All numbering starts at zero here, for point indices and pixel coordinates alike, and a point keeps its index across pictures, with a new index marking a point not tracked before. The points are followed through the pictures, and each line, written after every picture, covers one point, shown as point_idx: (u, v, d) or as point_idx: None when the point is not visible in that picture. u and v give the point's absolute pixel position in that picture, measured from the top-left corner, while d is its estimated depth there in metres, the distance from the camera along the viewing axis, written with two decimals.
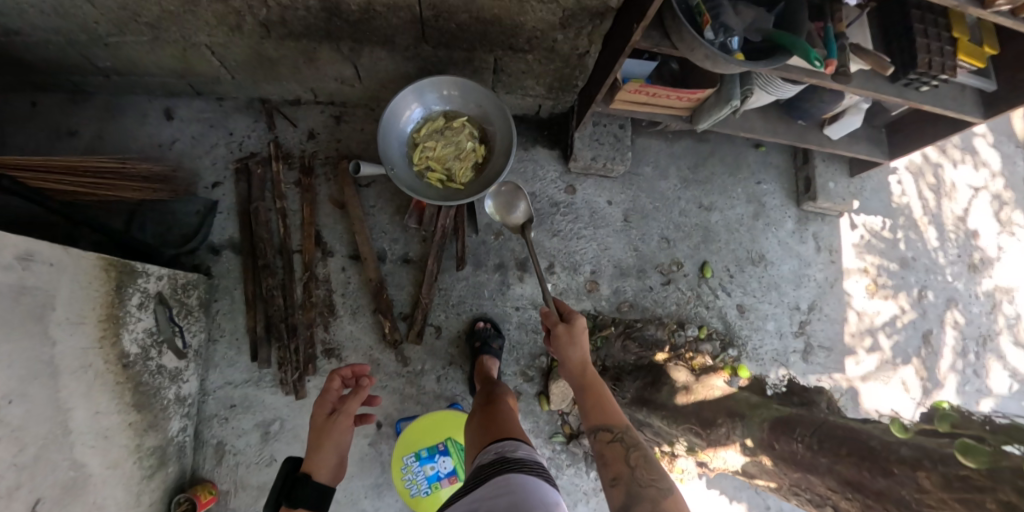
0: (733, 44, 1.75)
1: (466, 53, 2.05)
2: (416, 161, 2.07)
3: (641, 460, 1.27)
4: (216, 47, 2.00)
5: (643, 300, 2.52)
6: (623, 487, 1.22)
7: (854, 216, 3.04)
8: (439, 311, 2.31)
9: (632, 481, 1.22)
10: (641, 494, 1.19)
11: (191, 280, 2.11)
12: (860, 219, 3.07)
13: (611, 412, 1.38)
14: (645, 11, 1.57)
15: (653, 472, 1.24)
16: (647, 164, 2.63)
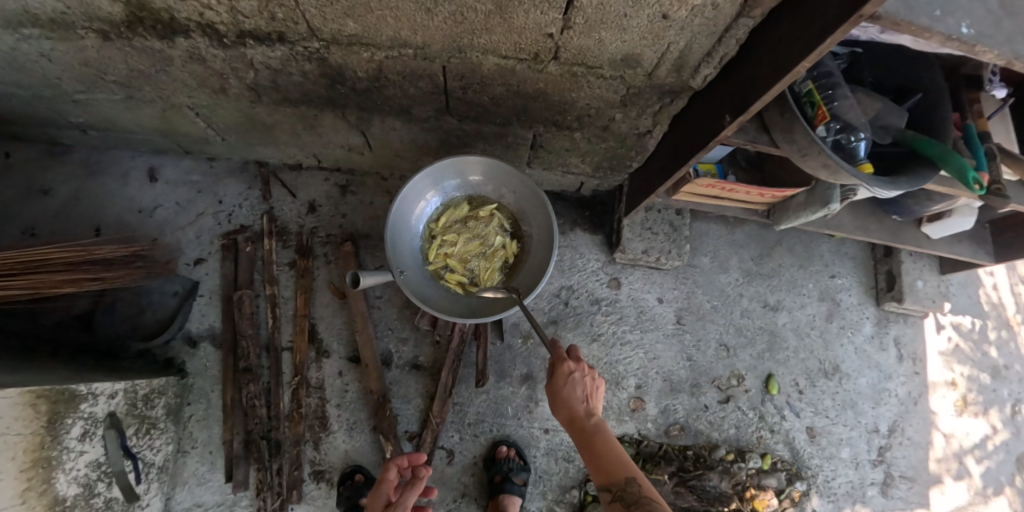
0: (852, 147, 1.31)
1: (499, 128, 1.65)
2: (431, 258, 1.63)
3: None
4: (200, 109, 1.68)
5: (697, 421, 2.08)
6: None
7: (941, 316, 2.52)
8: (451, 433, 1.88)
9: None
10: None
11: (157, 386, 1.72)
12: (949, 319, 2.52)
13: (616, 464, 1.18)
14: (744, 104, 1.18)
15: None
16: (705, 254, 2.21)
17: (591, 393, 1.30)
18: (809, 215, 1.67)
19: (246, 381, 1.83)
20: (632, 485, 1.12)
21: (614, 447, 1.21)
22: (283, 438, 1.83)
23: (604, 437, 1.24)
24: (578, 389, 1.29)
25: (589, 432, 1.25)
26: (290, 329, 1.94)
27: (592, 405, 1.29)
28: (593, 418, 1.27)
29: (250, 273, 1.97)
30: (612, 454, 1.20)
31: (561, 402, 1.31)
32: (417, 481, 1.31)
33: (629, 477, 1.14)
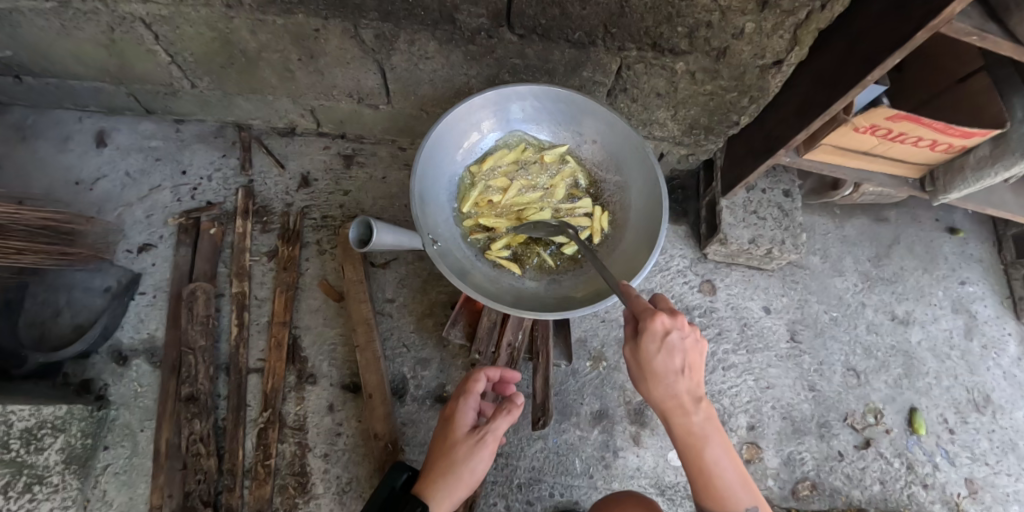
0: None
1: (573, 53, 1.19)
2: (476, 221, 1.15)
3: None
4: (158, 25, 1.20)
5: (833, 477, 1.44)
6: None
7: None
8: (494, 499, 1.25)
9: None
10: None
11: (48, 416, 1.08)
12: None
13: (727, 482, 0.77)
14: None
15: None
16: (814, 252, 1.70)
17: (694, 369, 0.76)
18: (998, 174, 1.19)
19: (190, 416, 1.21)
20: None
21: (723, 458, 0.78)
22: (240, 507, 1.19)
23: (710, 440, 0.78)
24: (677, 363, 0.74)
25: (690, 434, 0.78)
26: (262, 344, 1.36)
27: (695, 387, 0.77)
28: (699, 415, 0.77)
29: (213, 265, 1.41)
30: (720, 467, 0.78)
31: (646, 382, 0.77)
32: (512, 404, 0.95)
33: (747, 503, 0.77)
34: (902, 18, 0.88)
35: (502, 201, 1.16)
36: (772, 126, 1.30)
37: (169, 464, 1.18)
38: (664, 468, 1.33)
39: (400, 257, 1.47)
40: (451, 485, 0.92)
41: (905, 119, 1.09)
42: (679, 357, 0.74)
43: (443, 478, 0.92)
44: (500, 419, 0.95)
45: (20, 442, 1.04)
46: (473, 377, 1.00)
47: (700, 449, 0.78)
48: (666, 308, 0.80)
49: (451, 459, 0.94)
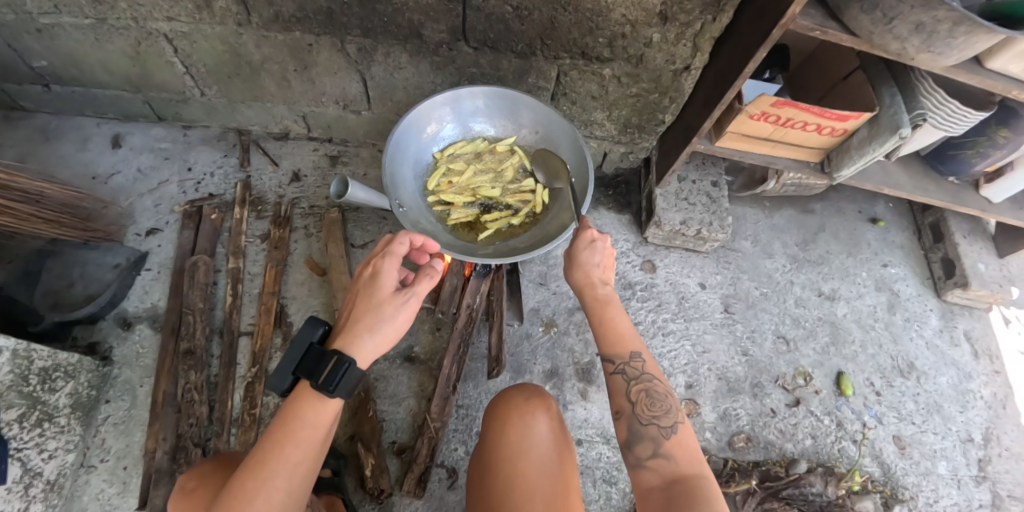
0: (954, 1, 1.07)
1: (518, 62, 1.47)
2: (439, 197, 1.37)
3: (647, 397, 0.93)
4: (178, 40, 1.48)
5: (766, 430, 1.59)
6: (626, 424, 0.91)
7: (1005, 307, 1.99)
8: (454, 445, 1.39)
9: (633, 419, 0.91)
10: (643, 432, 0.89)
11: (63, 361, 1.28)
12: (1017, 313, 1.99)
13: (623, 337, 0.98)
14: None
15: (659, 408, 0.91)
16: (745, 237, 1.92)
17: (608, 265, 1.05)
18: (876, 150, 1.44)
19: (186, 368, 1.39)
20: (635, 362, 0.96)
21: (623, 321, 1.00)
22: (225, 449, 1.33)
23: (615, 308, 1.01)
24: (597, 256, 1.04)
25: (598, 298, 1.01)
26: (252, 312, 1.54)
27: (606, 274, 1.05)
28: (606, 288, 1.02)
29: (212, 244, 1.60)
30: (617, 326, 1.00)
31: (572, 264, 1.05)
32: (430, 270, 0.91)
33: (634, 353, 0.97)
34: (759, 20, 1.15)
35: (461, 181, 1.39)
36: (688, 120, 1.56)
37: (164, 412, 1.35)
38: (609, 418, 1.47)
39: (378, 239, 1.68)
40: (374, 341, 0.86)
41: (785, 105, 1.34)
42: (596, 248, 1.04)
43: (361, 336, 0.85)
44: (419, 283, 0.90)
45: (37, 378, 1.22)
46: (397, 238, 0.94)
47: (606, 311, 1.01)
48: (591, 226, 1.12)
49: (371, 320, 0.86)
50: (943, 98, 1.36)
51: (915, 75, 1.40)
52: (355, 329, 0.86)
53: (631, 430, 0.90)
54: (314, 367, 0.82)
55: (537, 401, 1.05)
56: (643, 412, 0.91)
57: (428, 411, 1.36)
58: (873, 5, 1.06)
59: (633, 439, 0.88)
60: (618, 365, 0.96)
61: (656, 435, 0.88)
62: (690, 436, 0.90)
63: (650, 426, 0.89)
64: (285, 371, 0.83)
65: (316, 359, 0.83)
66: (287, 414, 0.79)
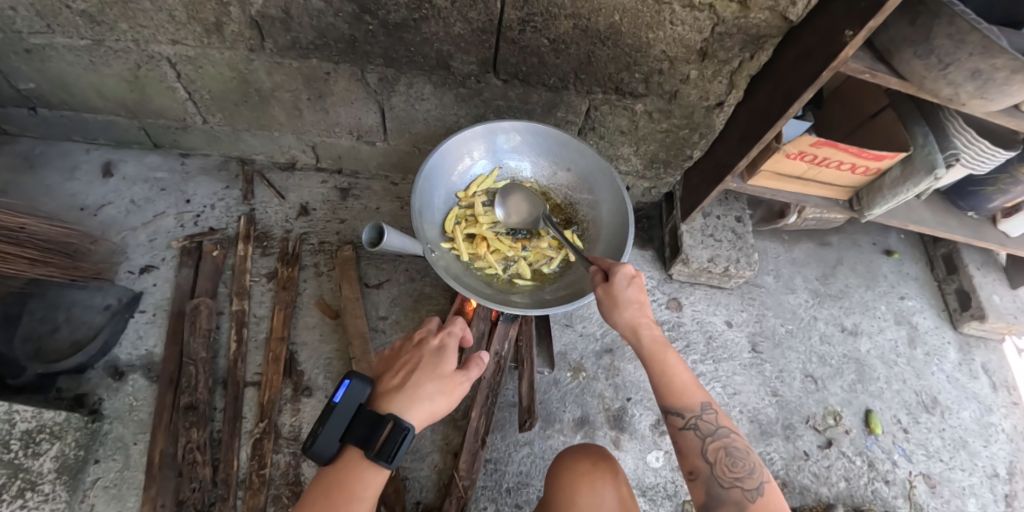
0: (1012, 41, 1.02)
1: (549, 96, 1.41)
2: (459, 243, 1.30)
3: (727, 456, 0.83)
4: (182, 65, 1.37)
5: (800, 475, 1.54)
6: (703, 486, 0.82)
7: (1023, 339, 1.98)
8: (484, 504, 1.28)
9: (712, 482, 0.82)
10: (724, 497, 0.80)
11: (48, 421, 1.14)
12: None
13: (688, 387, 0.90)
14: (875, 7, 0.91)
15: (740, 468, 0.82)
16: (768, 272, 1.90)
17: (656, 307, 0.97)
18: (909, 190, 1.41)
19: (187, 425, 1.26)
20: (706, 416, 0.87)
21: (681, 369, 0.92)
22: None
23: (672, 354, 0.93)
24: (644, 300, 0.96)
25: (654, 345, 0.93)
26: (259, 359, 1.42)
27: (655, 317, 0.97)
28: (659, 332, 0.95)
29: (214, 284, 1.50)
30: (679, 374, 0.92)
31: (617, 310, 0.96)
32: (484, 356, 0.91)
33: (704, 404, 0.89)
34: (809, 62, 1.12)
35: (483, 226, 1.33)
36: (720, 157, 1.52)
37: (163, 474, 1.22)
38: (643, 470, 1.39)
39: (393, 278, 1.58)
40: (424, 411, 0.79)
41: (825, 145, 1.34)
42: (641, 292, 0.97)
43: (415, 403, 0.79)
44: (473, 366, 0.89)
45: (20, 443, 1.09)
46: (457, 322, 0.96)
47: (664, 359, 0.92)
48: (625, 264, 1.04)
49: (426, 388, 0.81)
50: (973, 137, 1.31)
51: (943, 114, 1.36)
52: (406, 394, 0.80)
53: (710, 493, 0.81)
54: (368, 432, 0.72)
55: (602, 465, 0.96)
56: (723, 472, 0.82)
57: (456, 469, 1.26)
58: (928, 51, 1.04)
59: (713, 503, 0.80)
60: (688, 419, 0.87)
61: (740, 500, 0.79)
62: (779, 498, 0.80)
63: (732, 489, 0.80)
64: (331, 434, 0.72)
65: (370, 424, 0.73)
66: (337, 488, 0.68)
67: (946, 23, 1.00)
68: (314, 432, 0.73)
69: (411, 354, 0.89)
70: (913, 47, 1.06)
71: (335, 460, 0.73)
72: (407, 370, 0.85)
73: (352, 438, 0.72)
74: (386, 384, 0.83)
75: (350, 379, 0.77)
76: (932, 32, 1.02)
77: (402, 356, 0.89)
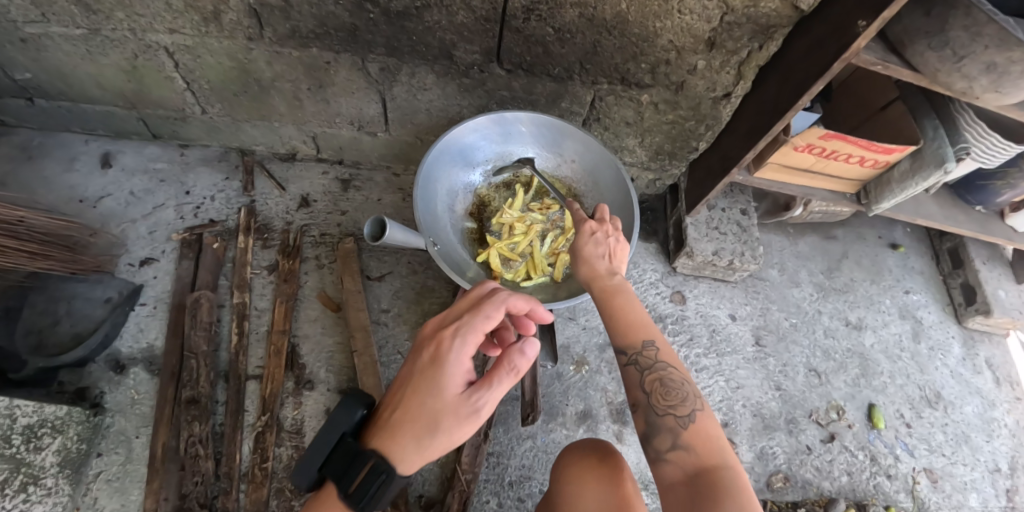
0: None
1: (554, 86, 1.38)
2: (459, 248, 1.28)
3: (663, 388, 0.73)
4: (181, 54, 1.34)
5: (803, 469, 1.54)
6: (642, 418, 0.72)
7: None
8: (486, 497, 1.28)
9: (649, 411, 0.72)
10: (660, 426, 0.70)
11: (50, 415, 1.15)
12: None
13: (633, 322, 0.78)
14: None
15: (676, 398, 0.72)
16: (772, 265, 1.88)
17: (616, 253, 0.86)
18: (918, 185, 1.40)
19: (189, 418, 1.26)
20: (649, 351, 0.76)
21: (637, 306, 0.80)
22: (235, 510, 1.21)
23: (625, 296, 0.81)
24: (599, 247, 0.86)
25: (603, 288, 0.82)
26: (261, 352, 1.41)
27: (615, 259, 0.86)
28: (615, 275, 0.83)
29: (215, 276, 1.49)
30: (630, 313, 0.79)
31: (574, 260, 0.88)
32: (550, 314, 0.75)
33: (648, 340, 0.76)
34: (819, 53, 1.10)
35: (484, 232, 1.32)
36: (727, 149, 1.50)
37: (166, 468, 1.22)
38: (646, 464, 1.39)
39: (395, 271, 1.57)
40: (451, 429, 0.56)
41: (834, 137, 1.32)
42: (601, 242, 0.86)
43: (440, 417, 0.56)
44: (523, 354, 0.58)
45: (20, 438, 1.11)
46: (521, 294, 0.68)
47: (615, 302, 0.80)
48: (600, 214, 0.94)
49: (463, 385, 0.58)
50: (984, 131, 1.30)
51: (954, 106, 1.34)
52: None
53: (648, 423, 0.71)
54: (344, 468, 0.55)
55: (607, 460, 0.94)
56: (659, 403, 0.72)
57: (458, 463, 1.26)
58: (942, 43, 1.02)
59: (649, 434, 0.70)
60: (629, 354, 0.76)
61: (673, 426, 0.69)
62: (717, 429, 0.69)
63: (666, 417, 0.70)
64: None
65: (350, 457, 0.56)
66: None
67: (962, 15, 0.98)
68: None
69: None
70: (927, 39, 1.04)
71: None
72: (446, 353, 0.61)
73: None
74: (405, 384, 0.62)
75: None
76: (947, 24, 1.01)
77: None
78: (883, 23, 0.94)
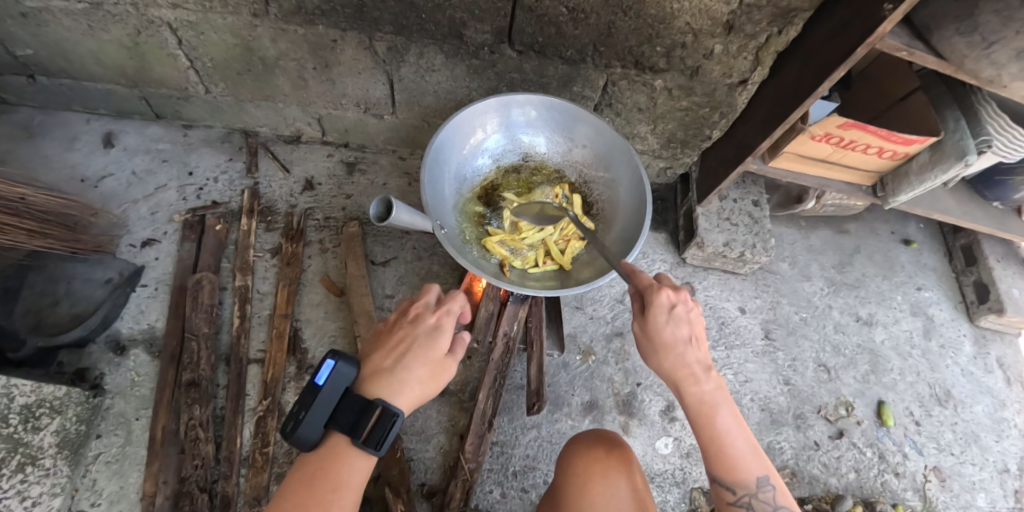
0: None
1: (565, 69, 1.34)
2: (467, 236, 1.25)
3: None
4: (183, 31, 1.31)
5: (810, 465, 1.52)
6: None
7: None
8: (490, 487, 1.27)
9: None
10: None
11: (48, 396, 1.14)
12: None
13: (738, 455, 0.77)
14: None
15: None
16: (783, 258, 1.85)
17: (701, 340, 0.84)
18: (937, 177, 1.37)
19: (189, 401, 1.24)
20: (763, 492, 0.75)
21: (735, 430, 0.78)
22: (235, 494, 1.19)
23: (723, 416, 0.79)
24: (684, 333, 0.82)
25: (700, 400, 0.80)
26: (263, 335, 1.39)
27: (704, 358, 0.83)
28: (710, 387, 0.80)
29: (217, 259, 1.47)
30: (731, 442, 0.77)
31: (657, 352, 0.83)
32: None
33: (760, 477, 0.76)
34: (842, 38, 1.06)
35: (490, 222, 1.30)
36: (742, 137, 1.46)
37: (166, 451, 1.21)
38: (652, 455, 1.37)
39: (400, 256, 1.54)
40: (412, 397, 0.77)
41: (853, 126, 1.28)
42: (689, 330, 0.82)
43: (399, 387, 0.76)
44: None
45: (18, 418, 1.10)
46: None
47: (713, 422, 0.78)
48: (669, 284, 0.89)
49: None
50: (1007, 124, 1.26)
51: (976, 98, 1.31)
52: (394, 386, 0.76)
53: None
54: (356, 420, 0.70)
55: (617, 454, 0.92)
56: None
57: (461, 452, 1.24)
58: (971, 28, 0.98)
59: None
60: (739, 493, 0.76)
61: None
62: None
63: None
64: (316, 419, 0.69)
65: (354, 411, 0.70)
66: (320, 474, 0.66)
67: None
68: (298, 414, 0.70)
69: (405, 330, 0.83)
70: (955, 24, 1.00)
71: (316, 444, 0.69)
72: (399, 351, 0.80)
73: (337, 425, 0.70)
74: (376, 364, 0.79)
75: (336, 360, 0.74)
76: (977, 9, 0.97)
77: (397, 332, 0.83)
78: (910, 6, 0.89)
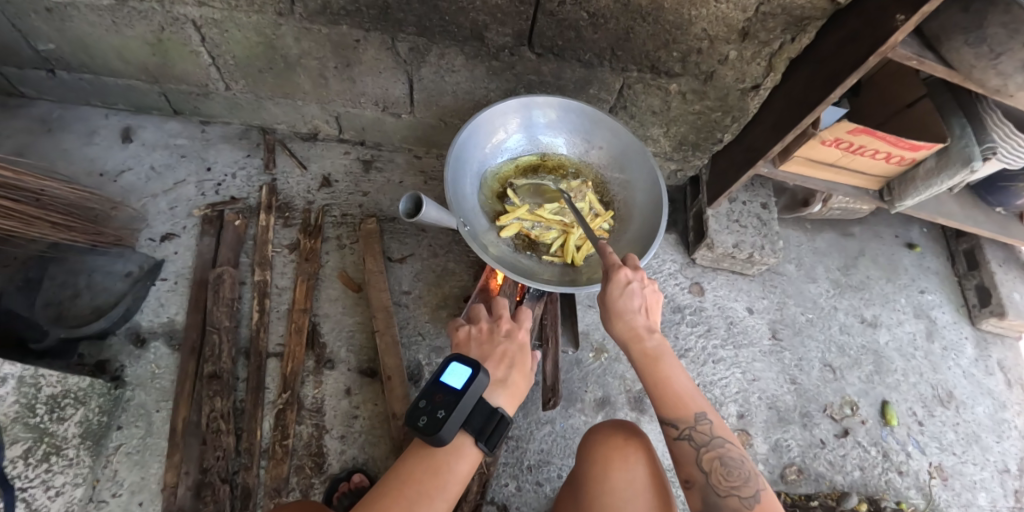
0: None
1: (583, 72, 1.37)
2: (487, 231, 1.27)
3: (723, 466, 0.76)
4: (208, 28, 1.33)
5: (816, 462, 1.55)
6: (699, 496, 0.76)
7: None
8: (505, 480, 1.29)
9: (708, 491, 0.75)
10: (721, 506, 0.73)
11: (73, 386, 1.14)
12: None
13: (682, 395, 0.80)
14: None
15: (737, 477, 0.75)
16: (790, 260, 1.89)
17: (650, 306, 0.88)
18: (942, 182, 1.40)
19: (211, 394, 1.26)
20: (702, 425, 0.78)
21: (678, 373, 0.82)
22: (255, 485, 1.21)
23: (667, 361, 0.83)
24: (636, 301, 0.86)
25: (646, 351, 0.83)
26: (282, 329, 1.42)
27: (651, 319, 0.87)
28: (654, 337, 0.84)
29: (236, 253, 1.49)
30: (675, 384, 0.81)
31: (609, 316, 0.87)
32: None
33: (699, 413, 0.79)
34: (853, 47, 1.09)
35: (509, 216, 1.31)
36: (753, 141, 1.50)
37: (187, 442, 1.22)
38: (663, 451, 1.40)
39: (416, 253, 1.57)
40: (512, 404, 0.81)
41: (862, 132, 1.32)
42: (638, 294, 0.86)
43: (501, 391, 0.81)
44: None
45: (45, 408, 1.08)
46: None
47: (658, 370, 0.82)
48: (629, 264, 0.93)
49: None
50: (1011, 131, 1.30)
51: (982, 106, 1.35)
52: (512, 391, 0.83)
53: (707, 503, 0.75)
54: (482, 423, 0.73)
55: (635, 441, 0.93)
56: (720, 482, 0.75)
57: None
58: (979, 39, 1.02)
59: None
60: (682, 428, 0.79)
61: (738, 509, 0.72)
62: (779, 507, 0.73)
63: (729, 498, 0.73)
64: (456, 419, 0.70)
65: (484, 414, 0.74)
66: (435, 467, 0.68)
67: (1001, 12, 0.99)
68: (436, 412, 0.71)
69: (505, 345, 0.88)
70: (964, 35, 1.03)
71: (450, 443, 0.71)
72: (507, 363, 0.85)
73: (468, 428, 0.72)
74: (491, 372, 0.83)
75: (475, 369, 0.77)
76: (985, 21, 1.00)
77: (498, 346, 0.88)
78: (922, 17, 0.92)
